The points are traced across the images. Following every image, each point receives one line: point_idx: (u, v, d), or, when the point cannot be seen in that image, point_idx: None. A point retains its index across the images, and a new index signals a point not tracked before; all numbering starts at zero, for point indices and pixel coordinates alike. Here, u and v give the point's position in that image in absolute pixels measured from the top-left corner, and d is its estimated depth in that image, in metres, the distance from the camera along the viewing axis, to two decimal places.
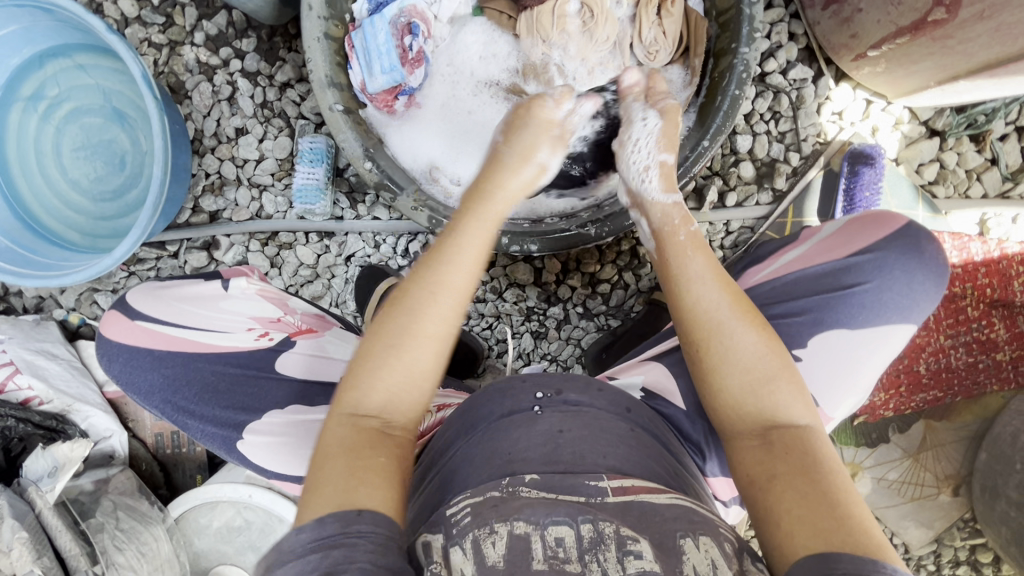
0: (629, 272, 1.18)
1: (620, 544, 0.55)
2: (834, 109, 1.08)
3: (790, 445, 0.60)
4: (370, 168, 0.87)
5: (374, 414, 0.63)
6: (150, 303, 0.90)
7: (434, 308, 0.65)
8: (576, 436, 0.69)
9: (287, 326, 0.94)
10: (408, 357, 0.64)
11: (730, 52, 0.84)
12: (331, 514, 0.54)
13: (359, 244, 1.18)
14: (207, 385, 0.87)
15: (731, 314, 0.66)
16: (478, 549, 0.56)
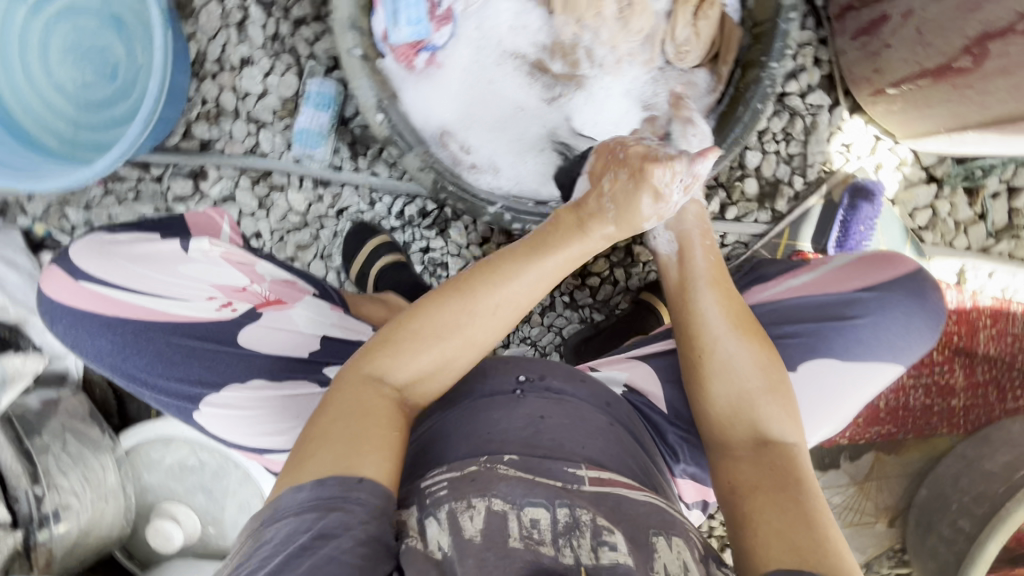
0: (620, 269, 1.18)
1: (595, 533, 0.58)
2: (843, 140, 1.10)
3: (775, 461, 0.63)
4: (381, 121, 0.85)
5: (400, 386, 0.66)
6: (100, 263, 0.84)
7: (489, 296, 0.67)
8: (557, 423, 0.71)
9: (252, 297, 0.87)
10: (455, 336, 0.66)
11: (758, 65, 0.84)
12: (333, 473, 0.57)
13: (354, 199, 1.15)
14: (159, 355, 0.82)
15: (733, 331, 0.68)
16: (456, 524, 0.58)
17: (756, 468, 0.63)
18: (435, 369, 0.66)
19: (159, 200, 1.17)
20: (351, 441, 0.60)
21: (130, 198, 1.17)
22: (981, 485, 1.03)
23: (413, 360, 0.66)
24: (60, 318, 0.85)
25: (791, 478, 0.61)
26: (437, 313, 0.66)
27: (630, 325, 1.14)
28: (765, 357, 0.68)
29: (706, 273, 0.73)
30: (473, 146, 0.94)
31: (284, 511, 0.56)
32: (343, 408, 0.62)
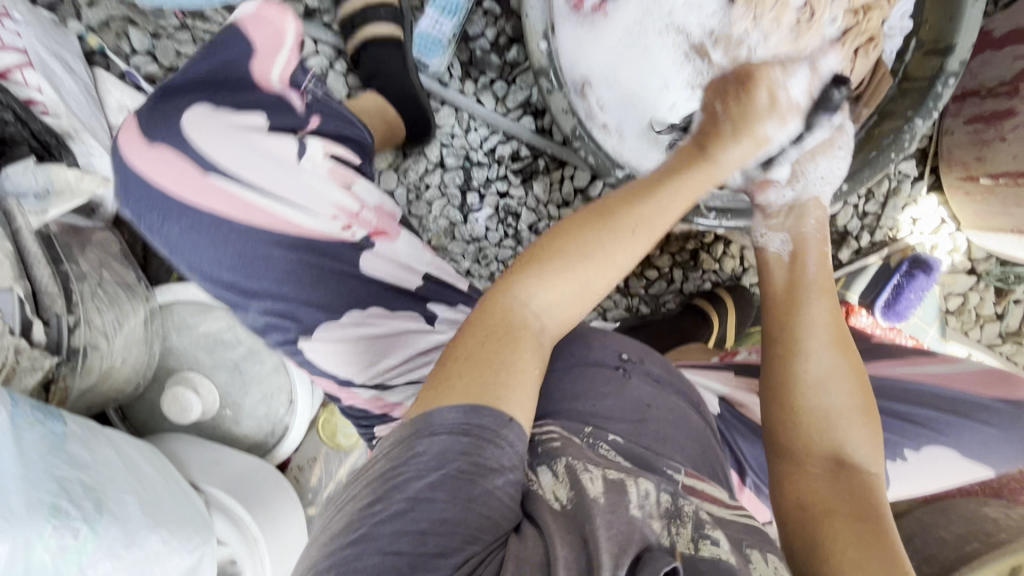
0: (680, 270, 1.21)
1: (697, 526, 0.54)
2: (914, 213, 1.17)
3: (854, 487, 0.63)
4: (543, 50, 0.83)
5: (536, 316, 0.61)
6: (221, 146, 0.61)
7: (631, 242, 0.64)
8: (661, 417, 0.71)
9: (366, 224, 0.67)
10: (590, 274, 0.62)
11: (902, 118, 0.88)
12: (481, 407, 0.53)
13: (450, 120, 1.10)
14: (286, 273, 0.63)
15: (831, 348, 0.70)
16: (578, 483, 0.55)
17: (830, 490, 0.63)
18: (575, 300, 0.62)
19: None
20: (499, 373, 0.56)
21: (208, 42, 1.06)
22: None
23: (556, 287, 0.61)
24: (163, 218, 0.62)
25: (869, 508, 0.61)
26: (583, 237, 0.63)
27: (678, 325, 1.15)
28: (854, 380, 0.70)
29: (816, 284, 0.76)
30: (607, 105, 0.92)
31: (436, 426, 0.52)
32: (491, 324, 0.59)
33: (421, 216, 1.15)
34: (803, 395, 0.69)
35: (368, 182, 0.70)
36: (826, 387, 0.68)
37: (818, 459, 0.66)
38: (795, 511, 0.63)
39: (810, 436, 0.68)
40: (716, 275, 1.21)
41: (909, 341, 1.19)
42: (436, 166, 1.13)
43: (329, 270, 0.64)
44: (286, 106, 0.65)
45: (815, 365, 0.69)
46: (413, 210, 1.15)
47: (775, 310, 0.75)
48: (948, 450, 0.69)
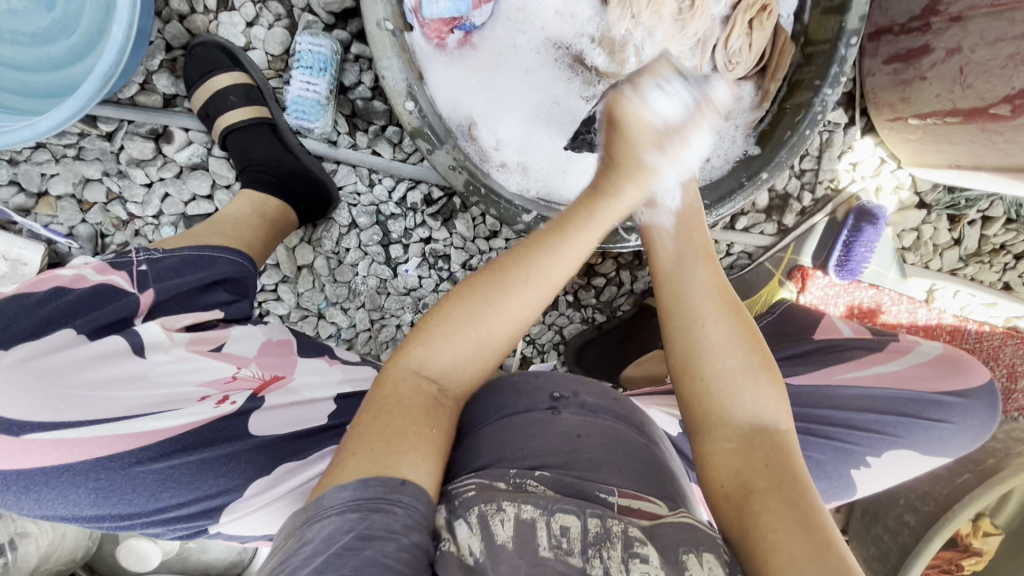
0: (627, 272, 1.16)
1: (627, 544, 0.52)
2: (851, 159, 1.12)
3: (772, 453, 0.57)
4: (411, 110, 0.75)
5: (432, 380, 0.58)
6: (33, 390, 0.59)
7: (525, 292, 0.60)
8: (595, 444, 0.65)
9: (246, 385, 0.72)
10: (485, 328, 0.59)
11: (811, 88, 0.81)
12: (374, 477, 0.49)
13: (352, 179, 1.03)
14: (157, 481, 0.62)
15: (722, 311, 0.62)
16: (488, 528, 0.52)
17: (746, 460, 0.57)
18: (470, 355, 0.59)
19: (109, 161, 0.98)
20: (392, 439, 0.52)
21: (70, 156, 0.98)
22: (927, 485, 1.10)
23: (448, 349, 0.58)
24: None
25: (787, 471, 0.56)
26: (475, 292, 0.59)
27: (636, 334, 1.13)
28: (752, 337, 0.61)
29: (699, 248, 0.66)
30: (501, 139, 0.85)
31: (326, 508, 0.49)
32: (387, 397, 0.55)
33: (349, 281, 1.09)
34: (699, 364, 0.60)
35: (242, 328, 0.79)
36: (728, 346, 0.60)
37: (732, 434, 0.59)
38: (721, 496, 0.57)
39: (720, 413, 0.59)
40: None
41: (871, 292, 1.19)
42: (350, 228, 1.07)
43: (207, 460, 0.64)
44: (113, 293, 0.69)
45: (708, 329, 0.61)
46: (339, 277, 1.08)
47: (662, 274, 0.66)
48: (902, 447, 0.75)
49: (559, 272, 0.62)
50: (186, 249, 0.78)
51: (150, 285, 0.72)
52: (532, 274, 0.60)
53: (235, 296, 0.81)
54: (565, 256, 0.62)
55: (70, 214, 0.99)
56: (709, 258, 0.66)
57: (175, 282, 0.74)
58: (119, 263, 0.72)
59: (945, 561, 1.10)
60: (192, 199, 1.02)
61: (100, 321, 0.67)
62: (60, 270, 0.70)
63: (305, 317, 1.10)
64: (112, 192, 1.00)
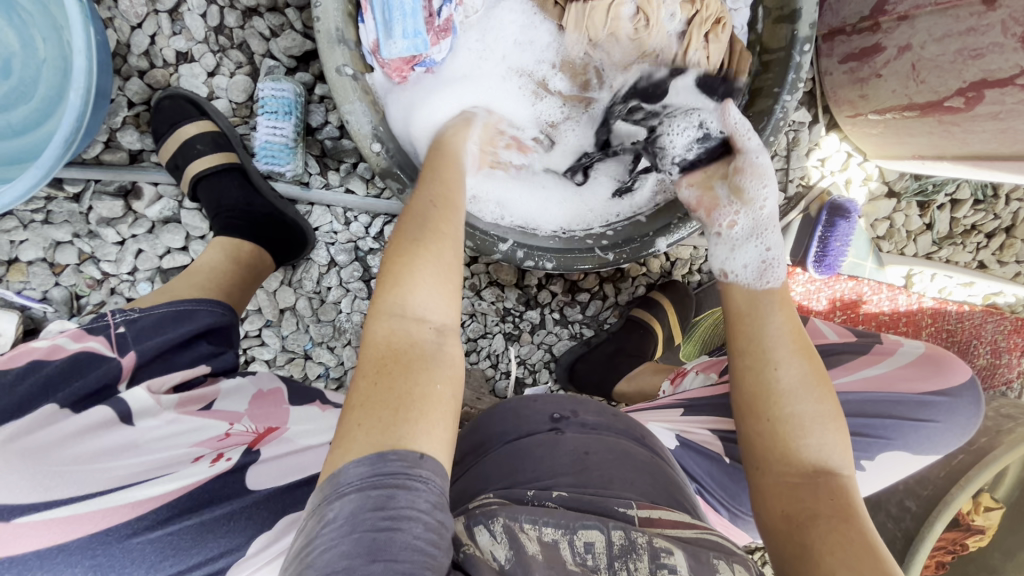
0: (610, 284, 1.17)
1: (653, 556, 0.52)
2: (819, 156, 1.13)
3: (834, 493, 0.61)
4: (378, 151, 0.75)
5: (419, 321, 0.57)
6: (14, 470, 0.55)
7: (447, 221, 0.64)
8: (603, 459, 0.66)
9: (239, 440, 0.71)
10: (434, 252, 0.61)
11: (770, 95, 0.82)
12: (390, 451, 0.48)
13: (326, 219, 1.03)
14: (158, 552, 0.58)
15: (797, 354, 0.66)
16: (516, 540, 0.52)
17: (811, 496, 0.61)
18: (444, 286, 0.59)
19: (79, 223, 0.97)
20: (398, 408, 0.51)
21: (38, 221, 0.96)
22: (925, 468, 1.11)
23: (421, 288, 0.58)
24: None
25: (851, 510, 0.60)
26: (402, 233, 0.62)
27: (623, 347, 1.13)
28: (821, 380, 0.66)
29: (777, 291, 0.72)
30: None
31: (345, 486, 0.47)
32: (378, 356, 0.54)
33: (333, 319, 1.08)
34: (780, 405, 0.65)
35: (230, 381, 0.78)
36: (802, 391, 0.64)
37: (797, 469, 0.63)
38: (780, 526, 0.61)
39: (789, 447, 0.64)
40: (646, 277, 1.18)
41: (850, 284, 1.21)
42: (329, 266, 1.06)
43: (207, 522, 0.61)
44: (92, 359, 0.69)
45: (784, 374, 0.66)
46: (322, 316, 1.07)
47: (739, 315, 0.72)
48: (895, 448, 0.76)
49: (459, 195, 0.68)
50: (162, 306, 0.77)
51: (130, 347, 0.71)
52: (438, 200, 0.66)
53: (219, 347, 0.81)
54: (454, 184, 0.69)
55: (42, 279, 0.98)
56: (786, 309, 0.71)
57: (155, 340, 0.73)
58: (95, 328, 0.71)
59: (950, 541, 1.11)
60: (166, 253, 1.00)
61: (82, 391, 0.66)
62: (35, 342, 0.69)
63: (291, 359, 1.09)
64: (84, 253, 0.99)
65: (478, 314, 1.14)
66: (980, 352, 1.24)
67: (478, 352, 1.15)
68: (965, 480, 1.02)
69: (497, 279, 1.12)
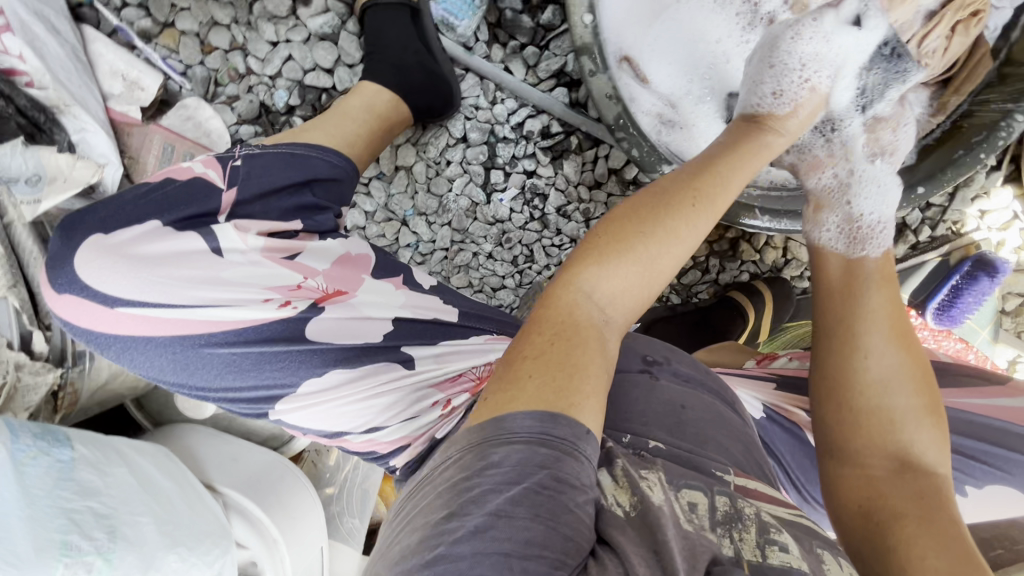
0: (717, 259, 1.12)
1: (762, 529, 0.46)
2: (983, 207, 1.05)
3: (923, 491, 0.57)
4: (587, 23, 0.74)
5: (598, 309, 0.50)
6: (126, 275, 0.61)
7: (698, 215, 0.53)
8: (699, 416, 0.62)
9: (309, 294, 0.67)
10: (657, 256, 0.51)
11: (1002, 110, 0.76)
12: (560, 414, 0.44)
13: (475, 91, 0.99)
14: (228, 364, 0.63)
15: (894, 344, 0.62)
16: (636, 484, 0.47)
17: (898, 496, 0.57)
18: (641, 283, 0.51)
19: (241, 9, 0.95)
20: (573, 373, 0.46)
21: None
22: None
23: (618, 272, 0.50)
24: (97, 344, 0.64)
25: (944, 514, 0.55)
26: (636, 218, 0.52)
27: (706, 320, 1.10)
28: (921, 375, 0.62)
29: (877, 269, 0.66)
30: (652, 81, 0.81)
31: (511, 433, 0.44)
32: (554, 322, 0.49)
33: (441, 194, 1.06)
34: (868, 393, 0.61)
35: (321, 243, 0.71)
36: (894, 385, 0.61)
37: (881, 464, 0.59)
38: (855, 523, 0.58)
39: (874, 437, 0.60)
40: (754, 266, 1.13)
41: (958, 345, 1.12)
42: (458, 141, 1.03)
43: (265, 354, 0.63)
44: (206, 187, 0.67)
45: (876, 361, 0.61)
46: (433, 187, 1.05)
47: (830, 280, 0.68)
48: (1007, 488, 0.72)
49: (728, 201, 0.56)
50: (283, 146, 0.73)
51: (239, 181, 0.68)
52: (700, 199, 0.53)
53: (324, 203, 0.75)
54: (733, 186, 0.56)
55: (190, 53, 0.96)
56: (891, 285, 0.65)
57: (262, 183, 0.69)
58: (223, 158, 0.70)
59: None
60: (313, 69, 0.97)
61: (185, 214, 0.65)
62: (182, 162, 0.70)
63: (388, 220, 1.08)
64: (235, 42, 0.97)
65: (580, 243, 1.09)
66: None
67: None
68: None
69: (611, 215, 1.06)
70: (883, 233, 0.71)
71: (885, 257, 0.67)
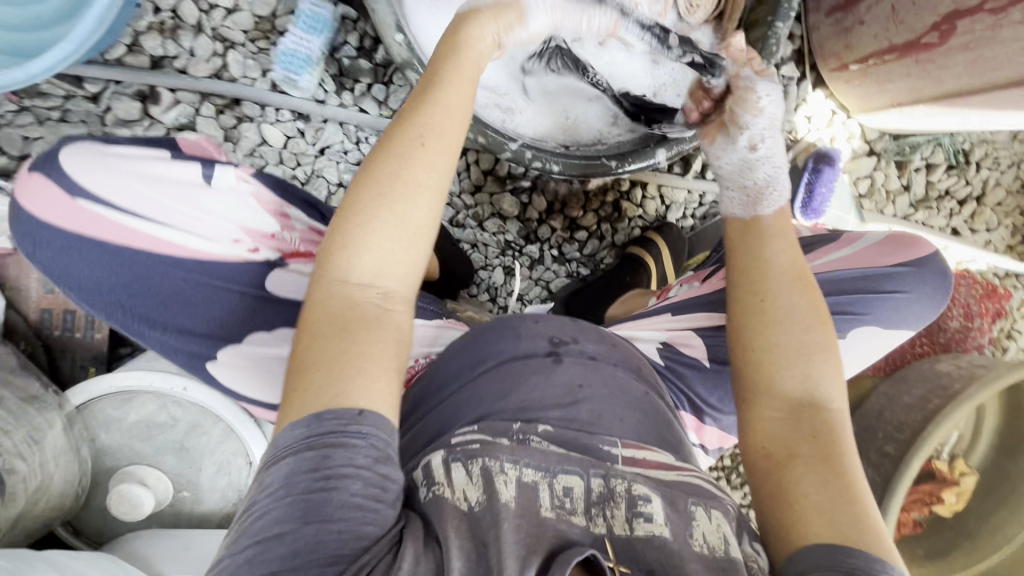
0: (607, 224, 1.21)
1: (630, 504, 0.58)
2: (806, 112, 1.21)
3: (816, 428, 0.64)
4: (400, 42, 0.80)
5: (363, 287, 0.56)
6: (98, 175, 0.71)
7: (423, 154, 0.59)
8: (595, 393, 0.70)
9: (279, 245, 0.80)
10: (402, 210, 0.57)
11: (765, 24, 0.89)
12: (327, 411, 0.51)
13: (338, 137, 1.06)
14: (178, 332, 0.76)
15: (794, 287, 0.71)
16: (490, 483, 0.56)
17: (792, 431, 0.64)
18: (399, 242, 0.57)
19: (95, 123, 1.00)
20: (334, 368, 0.52)
21: (55, 119, 0.99)
22: (904, 414, 1.16)
23: (371, 245, 0.56)
24: (37, 245, 0.73)
25: (832, 448, 0.62)
26: (373, 175, 0.58)
27: (617, 278, 1.17)
28: (816, 316, 0.70)
29: (770, 223, 0.75)
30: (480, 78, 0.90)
31: (281, 448, 0.51)
32: (320, 309, 0.55)
33: None
34: (767, 332, 0.69)
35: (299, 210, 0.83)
36: (787, 322, 0.69)
37: (783, 402, 0.66)
38: (758, 457, 0.65)
39: (774, 374, 0.68)
40: (642, 220, 1.22)
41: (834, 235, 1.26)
42: (338, 186, 1.09)
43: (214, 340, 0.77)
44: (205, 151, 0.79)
45: (777, 303, 0.70)
46: None
47: (742, 233, 0.76)
48: (871, 324, 0.83)
49: (439, 121, 0.60)
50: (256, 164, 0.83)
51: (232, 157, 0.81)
52: (425, 135, 0.59)
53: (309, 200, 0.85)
54: (446, 104, 0.61)
55: None
56: (785, 237, 0.74)
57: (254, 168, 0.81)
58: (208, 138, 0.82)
59: (926, 494, 1.12)
60: None
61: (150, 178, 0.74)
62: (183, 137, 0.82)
63: None
64: None
65: (481, 245, 1.18)
66: (953, 314, 1.35)
67: (477, 284, 1.20)
68: (941, 417, 1.06)
69: (500, 211, 1.16)
70: (775, 193, 0.77)
71: (778, 214, 0.76)
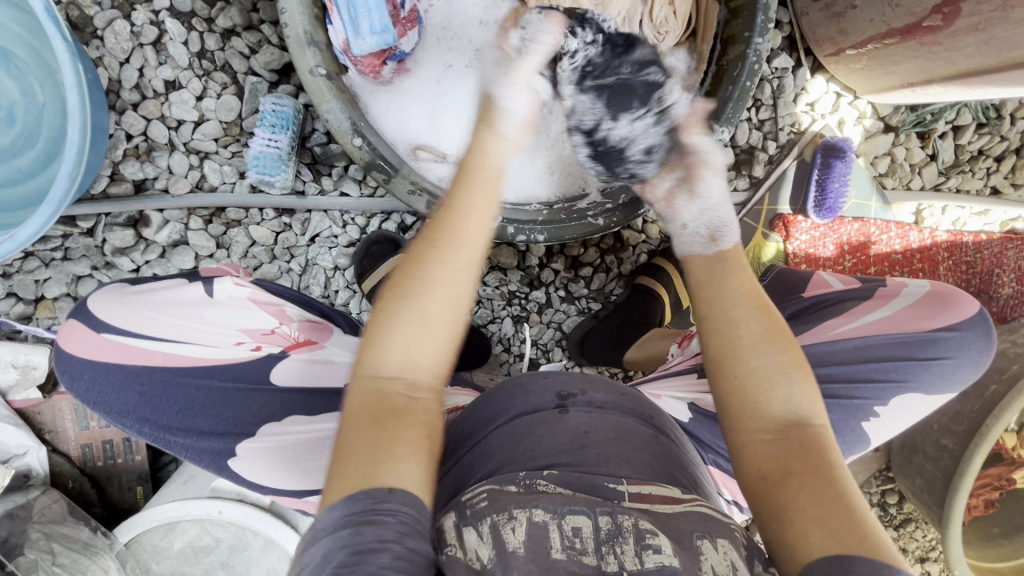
0: (611, 255, 1.17)
1: (639, 537, 0.52)
2: (808, 100, 1.11)
3: (807, 446, 0.56)
4: (360, 145, 0.77)
5: (395, 379, 0.54)
6: (119, 304, 0.75)
7: (449, 261, 0.56)
8: (604, 438, 0.65)
9: (278, 340, 0.79)
10: (421, 309, 0.55)
11: (742, 40, 0.83)
12: (360, 490, 0.47)
13: (326, 223, 1.05)
14: (193, 447, 0.72)
15: (753, 308, 0.62)
16: (498, 536, 0.52)
17: (784, 453, 0.56)
18: (425, 338, 0.55)
19: (96, 255, 1.02)
20: (373, 452, 0.49)
21: (58, 258, 1.02)
22: (956, 405, 1.07)
23: (402, 341, 0.54)
24: (71, 376, 0.73)
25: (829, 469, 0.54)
26: (405, 278, 0.56)
27: (630, 317, 1.12)
28: (784, 335, 0.61)
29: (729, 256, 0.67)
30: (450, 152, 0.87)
31: (321, 530, 0.47)
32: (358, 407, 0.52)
33: None
34: (738, 359, 0.60)
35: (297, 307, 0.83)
36: (762, 343, 0.60)
37: (770, 424, 0.57)
38: (752, 486, 0.56)
39: (755, 398, 0.58)
40: (647, 245, 1.17)
41: (856, 226, 1.19)
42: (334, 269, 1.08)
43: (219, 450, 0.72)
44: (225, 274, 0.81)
45: (744, 328, 0.61)
46: None
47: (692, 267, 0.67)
48: None
49: (473, 228, 0.58)
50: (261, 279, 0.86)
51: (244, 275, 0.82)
52: (443, 241, 0.57)
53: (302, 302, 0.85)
54: (469, 212, 0.58)
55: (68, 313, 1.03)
56: (742, 269, 0.66)
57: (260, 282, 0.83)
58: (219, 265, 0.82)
59: (995, 478, 1.09)
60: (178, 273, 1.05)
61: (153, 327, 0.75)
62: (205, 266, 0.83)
63: None
64: None
65: (485, 300, 1.15)
66: (1004, 281, 1.20)
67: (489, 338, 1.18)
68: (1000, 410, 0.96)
69: (498, 263, 1.13)
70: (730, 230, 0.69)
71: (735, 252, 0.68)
